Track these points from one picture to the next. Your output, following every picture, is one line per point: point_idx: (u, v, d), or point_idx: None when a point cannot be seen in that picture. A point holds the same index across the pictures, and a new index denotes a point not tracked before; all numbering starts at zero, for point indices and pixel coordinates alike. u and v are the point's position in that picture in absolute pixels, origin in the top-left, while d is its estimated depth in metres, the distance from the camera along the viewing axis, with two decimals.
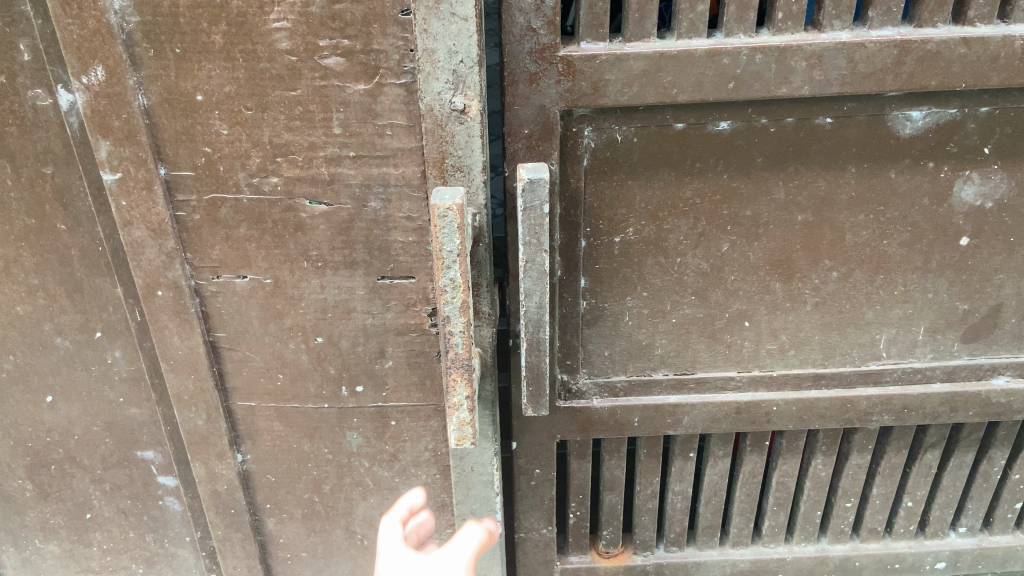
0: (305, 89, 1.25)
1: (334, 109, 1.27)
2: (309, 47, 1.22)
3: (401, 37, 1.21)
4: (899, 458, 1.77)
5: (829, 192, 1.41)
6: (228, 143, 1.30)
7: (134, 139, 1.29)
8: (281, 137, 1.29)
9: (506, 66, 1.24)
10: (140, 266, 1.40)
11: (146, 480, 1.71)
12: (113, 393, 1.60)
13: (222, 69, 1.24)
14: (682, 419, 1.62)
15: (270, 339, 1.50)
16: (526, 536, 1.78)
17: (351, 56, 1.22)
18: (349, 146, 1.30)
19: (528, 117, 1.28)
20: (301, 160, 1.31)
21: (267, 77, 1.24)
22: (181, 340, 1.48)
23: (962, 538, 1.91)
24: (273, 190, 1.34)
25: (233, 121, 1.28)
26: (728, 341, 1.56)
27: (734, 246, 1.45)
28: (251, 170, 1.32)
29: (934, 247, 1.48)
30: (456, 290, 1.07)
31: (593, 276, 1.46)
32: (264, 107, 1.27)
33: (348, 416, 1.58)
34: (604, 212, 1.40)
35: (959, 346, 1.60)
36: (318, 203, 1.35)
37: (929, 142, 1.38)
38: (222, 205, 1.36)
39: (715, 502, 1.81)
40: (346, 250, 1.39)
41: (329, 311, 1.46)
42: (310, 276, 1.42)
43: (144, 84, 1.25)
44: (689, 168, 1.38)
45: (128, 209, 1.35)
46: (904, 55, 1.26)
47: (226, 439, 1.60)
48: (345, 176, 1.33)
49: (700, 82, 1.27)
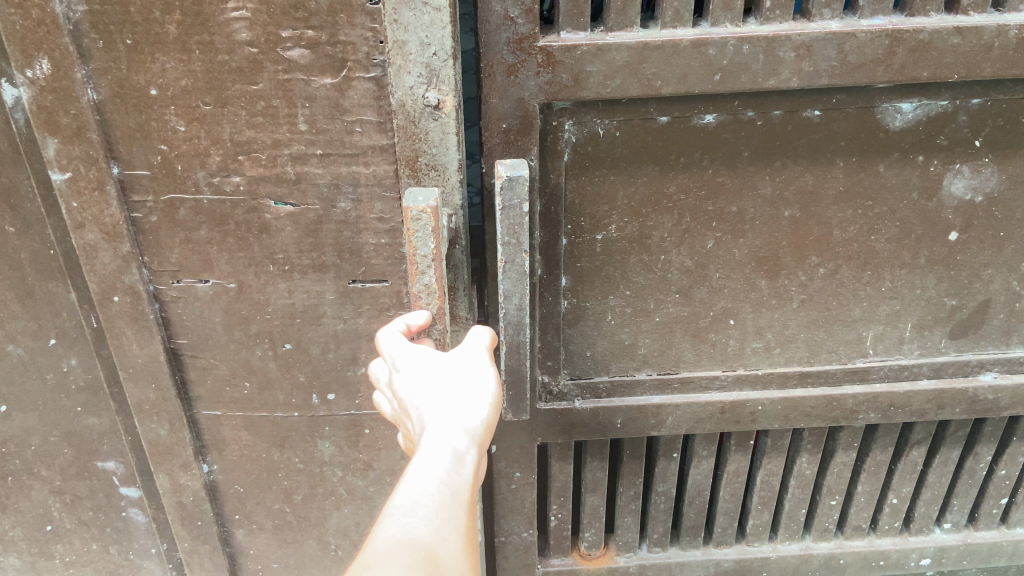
0: (266, 83, 1.18)
1: (299, 104, 1.20)
2: (270, 38, 1.15)
3: (370, 27, 1.14)
4: (885, 455, 1.74)
5: (816, 187, 1.37)
6: (185, 141, 1.23)
7: (83, 137, 1.21)
8: (242, 134, 1.23)
9: (482, 56, 1.18)
10: (95, 272, 1.33)
11: (108, 491, 1.64)
12: (71, 403, 1.52)
13: (177, 61, 1.17)
14: (666, 420, 1.57)
15: (236, 346, 1.44)
16: (506, 540, 1.73)
17: (316, 47, 1.16)
18: (316, 143, 1.24)
19: (505, 111, 1.22)
20: (264, 158, 1.25)
21: (227, 70, 1.17)
22: (140, 347, 1.41)
23: (947, 534, 1.89)
24: (235, 191, 1.27)
25: (190, 117, 1.21)
26: (713, 340, 1.51)
27: (719, 242, 1.40)
28: (211, 169, 1.26)
29: (923, 242, 1.44)
30: (430, 295, 1.14)
31: (574, 275, 1.41)
32: (223, 102, 1.20)
33: (320, 425, 1.52)
34: (585, 209, 1.35)
35: (946, 342, 1.57)
36: (284, 204, 1.29)
37: (920, 135, 1.34)
38: (180, 206, 1.29)
39: (699, 503, 1.77)
40: (315, 253, 1.33)
41: (298, 316, 1.40)
42: (277, 280, 1.36)
43: (94, 78, 1.18)
44: (674, 163, 1.32)
45: (80, 210, 1.27)
46: (896, 45, 1.22)
47: (191, 450, 1.54)
48: (312, 174, 1.26)
49: (684, 73, 1.21)
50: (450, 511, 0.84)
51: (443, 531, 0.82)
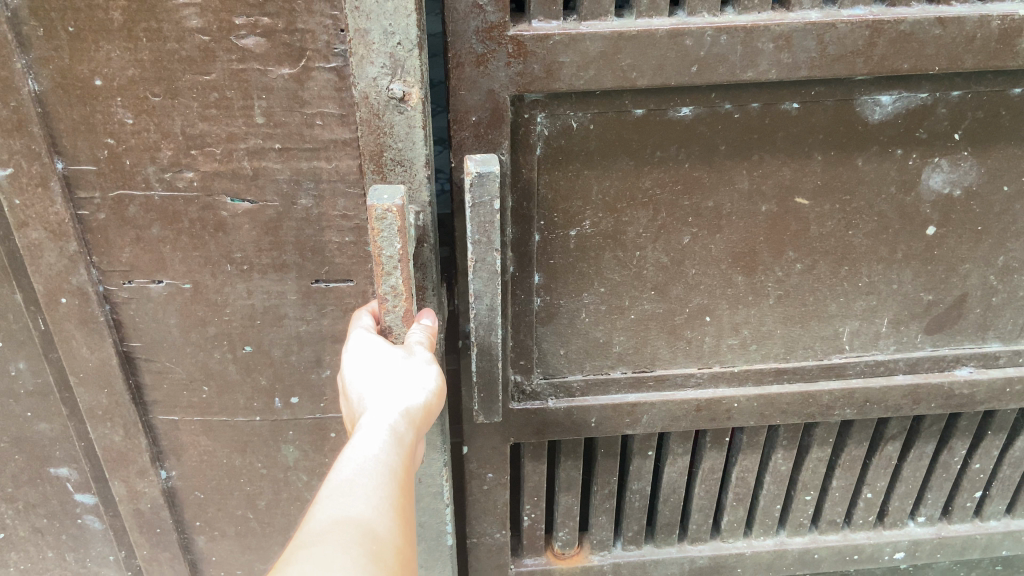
0: (219, 73, 1.13)
1: (255, 96, 1.15)
2: (222, 27, 1.10)
3: (330, 14, 1.10)
4: (860, 450, 1.72)
5: (794, 181, 1.34)
6: (134, 134, 1.18)
7: (25, 130, 1.15)
8: (194, 127, 1.18)
9: (450, 46, 1.13)
10: (40, 272, 1.28)
11: (63, 498, 1.58)
12: (19, 408, 1.46)
13: (123, 49, 1.11)
14: (640, 418, 1.54)
15: (193, 349, 1.39)
16: (479, 541, 1.70)
17: (272, 36, 1.11)
18: (274, 137, 1.19)
19: (475, 103, 1.17)
20: (219, 152, 1.20)
21: (177, 59, 1.12)
22: (91, 351, 1.36)
23: (921, 528, 1.88)
24: (188, 187, 1.23)
25: (139, 109, 1.16)
26: (688, 337, 1.48)
27: (695, 238, 1.37)
28: (162, 165, 1.21)
29: (900, 237, 1.42)
30: (397, 297, 1.09)
31: (548, 272, 1.37)
32: (173, 94, 1.15)
33: (283, 430, 1.48)
34: (558, 204, 1.31)
35: (922, 337, 1.55)
36: (240, 200, 1.24)
37: (899, 128, 1.31)
38: (130, 203, 1.24)
39: (674, 500, 1.74)
40: (274, 252, 1.29)
41: (258, 318, 1.36)
42: (235, 281, 1.32)
43: (34, 68, 1.12)
44: (649, 157, 1.28)
45: (23, 207, 1.21)
46: (876, 36, 1.19)
47: (147, 456, 1.49)
48: (271, 170, 1.22)
49: (661, 65, 1.17)
50: (386, 491, 0.86)
51: (378, 507, 0.84)
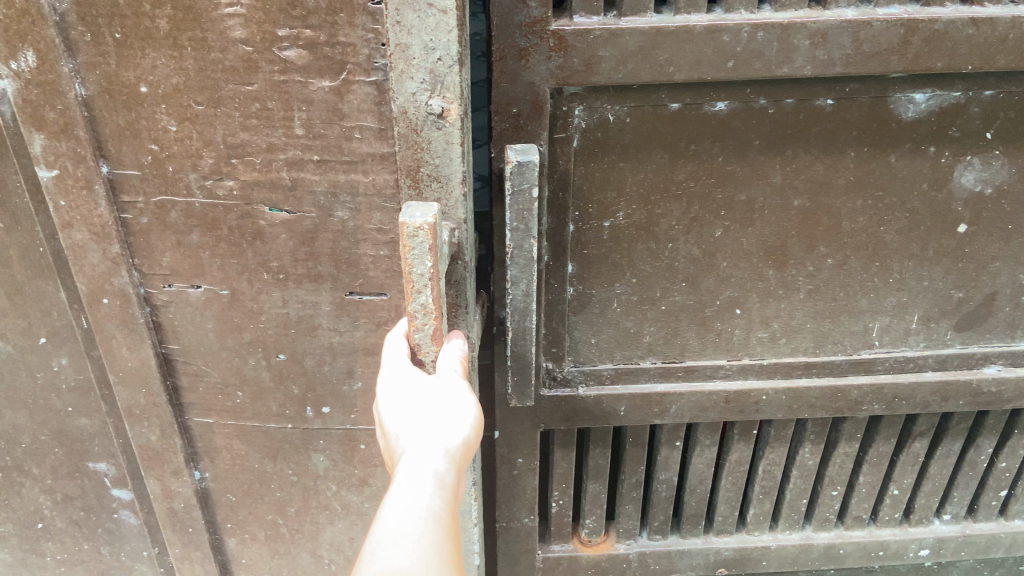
0: (261, 83, 1.17)
1: (295, 107, 1.19)
2: (265, 37, 1.13)
3: (371, 28, 1.12)
4: (888, 447, 1.74)
5: (827, 177, 1.36)
6: (177, 141, 1.23)
7: (70, 133, 1.21)
8: (236, 136, 1.22)
9: (494, 39, 1.17)
10: (84, 272, 1.34)
11: (100, 493, 1.65)
12: (61, 403, 1.53)
13: (168, 57, 1.16)
14: (669, 408, 1.57)
15: (229, 354, 1.44)
16: (507, 525, 1.73)
17: (314, 48, 1.14)
18: (313, 149, 1.23)
19: (516, 95, 1.21)
20: (259, 162, 1.24)
21: (220, 69, 1.16)
22: (131, 351, 1.43)
23: (946, 526, 1.89)
24: (228, 196, 1.27)
25: (182, 117, 1.21)
26: (719, 329, 1.51)
27: (727, 231, 1.40)
28: (204, 172, 1.25)
29: (931, 234, 1.43)
30: (427, 316, 1.04)
31: (581, 261, 1.40)
32: (215, 103, 1.19)
33: (314, 438, 1.52)
34: (593, 195, 1.34)
35: (952, 334, 1.56)
36: (278, 210, 1.28)
37: (932, 126, 1.33)
38: (172, 209, 1.29)
39: (701, 491, 1.77)
40: (310, 262, 1.33)
41: (292, 327, 1.40)
42: (271, 289, 1.36)
43: (82, 72, 1.18)
44: (684, 150, 1.31)
45: (68, 209, 1.28)
46: (911, 35, 1.21)
47: (182, 456, 1.55)
48: (309, 181, 1.26)
49: (698, 60, 1.20)
50: (432, 539, 0.83)
51: (426, 558, 0.80)
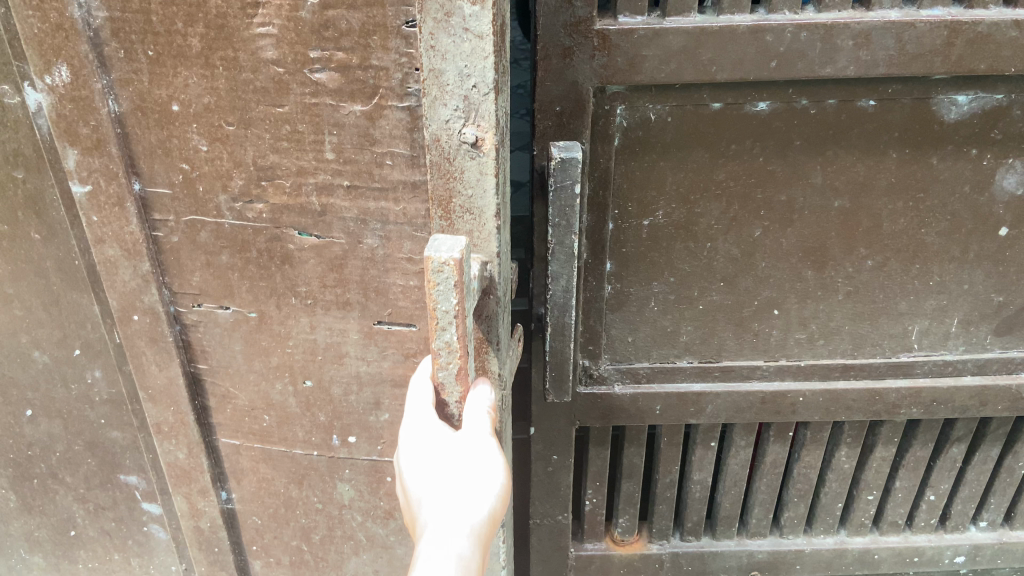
0: (292, 105, 1.18)
1: (326, 131, 1.19)
2: (297, 59, 1.14)
3: (405, 52, 1.10)
4: (925, 452, 1.73)
5: (868, 178, 1.36)
6: (208, 161, 1.25)
7: (103, 149, 1.25)
8: (265, 158, 1.23)
9: (539, 39, 1.19)
10: (116, 288, 1.38)
11: (131, 505, 1.69)
12: (94, 414, 1.58)
13: (200, 77, 1.18)
14: (705, 408, 1.58)
15: (257, 376, 1.46)
16: (541, 521, 1.74)
17: (346, 71, 1.13)
18: (344, 174, 1.22)
19: (559, 93, 1.23)
20: (289, 185, 1.25)
21: (250, 89, 1.17)
22: (160, 369, 1.46)
23: (982, 533, 1.87)
24: (258, 218, 1.29)
25: (214, 137, 1.23)
26: (756, 329, 1.51)
27: (766, 231, 1.40)
28: (233, 194, 1.27)
29: (972, 237, 1.43)
30: (451, 354, 0.96)
31: (619, 260, 1.42)
32: (246, 124, 1.20)
33: (340, 467, 1.52)
34: (633, 194, 1.35)
35: (992, 338, 1.55)
36: (308, 234, 1.29)
37: (974, 128, 1.33)
38: (202, 228, 1.32)
39: (735, 492, 1.77)
40: (339, 289, 1.33)
41: (320, 353, 1.40)
42: (299, 314, 1.37)
43: (115, 89, 1.21)
44: (724, 150, 1.32)
45: (100, 224, 1.32)
46: (954, 36, 1.21)
47: (209, 476, 1.58)
48: (338, 207, 1.25)
49: (740, 60, 1.21)
50: None
51: None
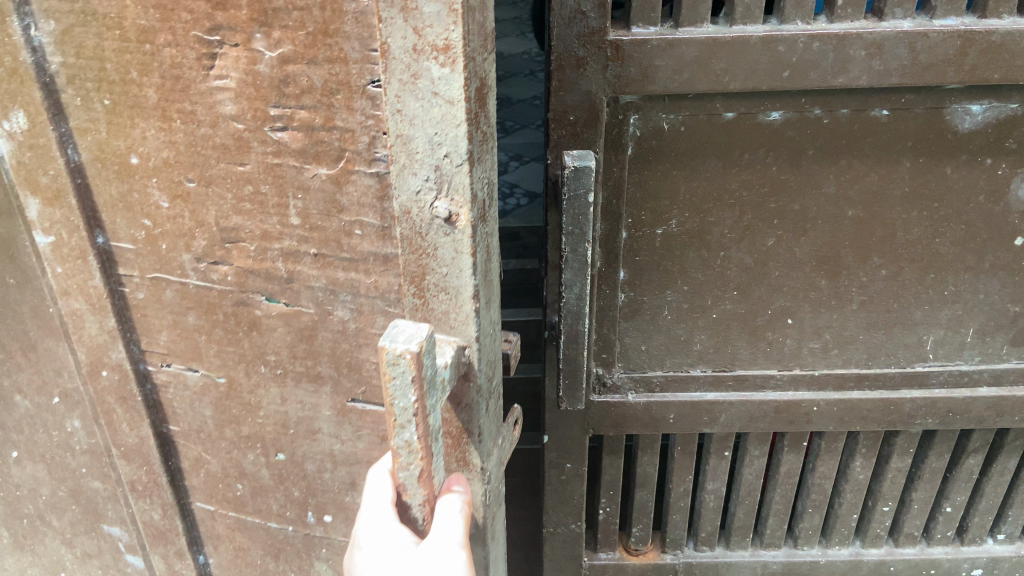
0: (254, 164, 1.10)
1: (289, 194, 1.11)
2: (257, 115, 1.06)
3: (372, 115, 1.00)
4: (941, 462, 1.72)
5: (881, 187, 1.36)
6: (171, 219, 1.20)
7: (63, 201, 1.22)
8: (228, 219, 1.16)
9: (553, 49, 1.21)
10: (84, 341, 1.36)
11: (115, 555, 1.67)
12: (77, 463, 1.56)
13: (158, 130, 1.12)
14: (719, 417, 1.58)
15: (229, 445, 1.40)
16: (554, 531, 1.74)
17: (308, 131, 1.05)
18: (310, 241, 1.14)
19: (573, 103, 1.24)
20: (253, 249, 1.18)
21: (210, 146, 1.11)
22: (131, 427, 1.43)
23: (1000, 545, 1.84)
24: (223, 280, 1.22)
25: (174, 194, 1.17)
26: (770, 338, 1.52)
27: (780, 240, 1.41)
28: (196, 254, 1.21)
29: (987, 247, 1.42)
30: (411, 454, 0.87)
31: (633, 268, 1.42)
32: (207, 182, 1.14)
33: (316, 545, 1.44)
34: (646, 203, 1.36)
35: (1009, 349, 1.54)
36: (275, 301, 1.21)
37: (988, 138, 1.33)
38: (167, 287, 1.27)
39: (749, 502, 1.76)
40: (309, 361, 1.25)
41: (291, 426, 1.33)
42: (269, 383, 1.29)
43: (73, 139, 1.18)
44: (737, 159, 1.33)
45: (66, 276, 1.30)
46: (968, 46, 1.21)
47: (184, 539, 1.53)
48: (306, 275, 1.17)
49: (753, 70, 1.22)
50: None
51: None
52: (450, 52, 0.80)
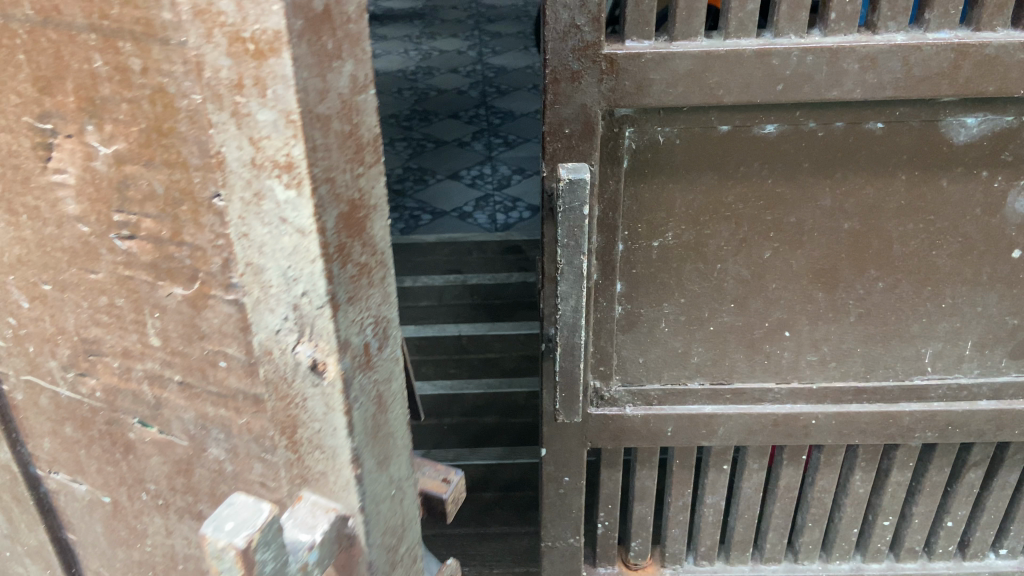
0: (105, 274, 0.81)
1: (147, 311, 0.81)
2: (101, 219, 0.77)
3: (222, 233, 0.70)
4: (941, 477, 1.71)
5: (877, 200, 1.36)
6: (33, 320, 0.91)
7: None
8: (88, 329, 0.87)
9: (547, 63, 1.21)
10: None
11: None
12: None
13: (5, 222, 0.85)
14: (717, 430, 1.58)
15: (125, 566, 1.10)
16: (553, 545, 1.73)
17: (156, 245, 0.75)
18: (175, 366, 0.83)
19: (568, 116, 1.25)
20: (117, 366, 0.88)
21: (58, 247, 0.83)
22: (29, 528, 1.14)
23: (1002, 560, 1.83)
24: (92, 396, 0.93)
25: (32, 294, 0.89)
26: (767, 351, 1.51)
27: (776, 253, 1.41)
28: (63, 361, 0.92)
29: (985, 259, 1.42)
30: None
31: (629, 281, 1.43)
32: (61, 285, 0.86)
33: None
34: (642, 216, 1.37)
35: (1007, 362, 1.53)
36: (148, 426, 0.90)
37: (983, 150, 1.33)
38: (41, 392, 0.98)
39: (749, 517, 1.76)
40: (190, 497, 0.93)
41: (181, 561, 1.02)
42: (153, 513, 0.99)
43: None
44: (733, 172, 1.34)
45: None
46: (961, 59, 1.22)
47: None
48: (174, 403, 0.86)
49: (747, 83, 1.23)
50: None
51: None
52: (293, 171, 0.63)
